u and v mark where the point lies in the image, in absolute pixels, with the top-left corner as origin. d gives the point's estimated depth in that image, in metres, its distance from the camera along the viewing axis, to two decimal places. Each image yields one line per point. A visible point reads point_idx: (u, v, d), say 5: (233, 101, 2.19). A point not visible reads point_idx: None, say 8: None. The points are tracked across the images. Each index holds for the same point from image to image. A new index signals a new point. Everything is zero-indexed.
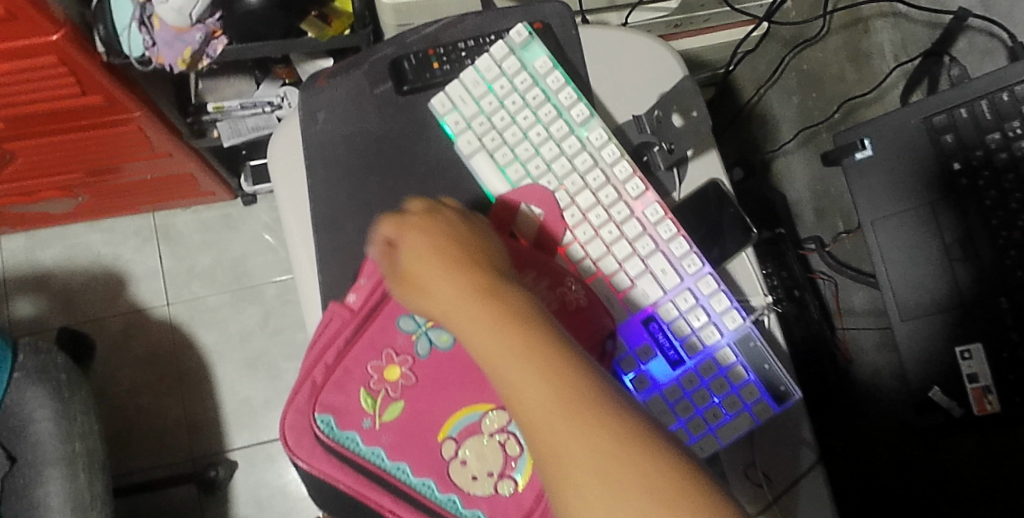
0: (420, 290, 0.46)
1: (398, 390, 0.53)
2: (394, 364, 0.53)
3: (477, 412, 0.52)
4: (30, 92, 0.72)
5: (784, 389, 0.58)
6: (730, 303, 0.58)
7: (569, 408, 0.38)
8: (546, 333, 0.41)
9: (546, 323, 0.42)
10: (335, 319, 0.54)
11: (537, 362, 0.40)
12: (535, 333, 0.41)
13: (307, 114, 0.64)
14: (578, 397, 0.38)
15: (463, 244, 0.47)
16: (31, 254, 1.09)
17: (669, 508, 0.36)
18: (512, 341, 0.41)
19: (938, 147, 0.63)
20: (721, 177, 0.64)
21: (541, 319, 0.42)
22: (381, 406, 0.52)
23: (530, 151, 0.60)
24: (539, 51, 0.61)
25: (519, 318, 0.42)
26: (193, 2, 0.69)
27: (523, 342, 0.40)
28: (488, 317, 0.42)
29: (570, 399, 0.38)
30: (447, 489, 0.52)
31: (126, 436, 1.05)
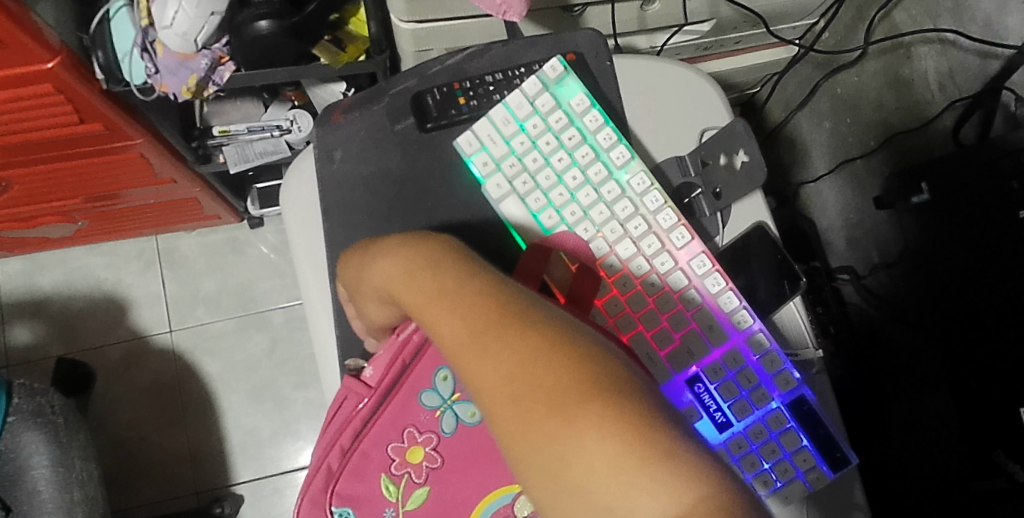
0: (363, 276, 0.42)
1: (422, 474, 0.49)
2: (417, 444, 0.49)
3: (510, 492, 0.48)
4: (24, 121, 0.68)
5: (841, 455, 0.53)
6: (784, 363, 0.54)
7: (490, 341, 0.33)
8: (475, 272, 0.37)
9: (460, 262, 0.38)
10: (350, 397, 0.49)
11: (459, 301, 0.35)
12: (471, 281, 0.36)
13: (323, 153, 0.59)
14: (482, 323, 0.34)
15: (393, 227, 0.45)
16: (28, 279, 1.04)
17: (574, 415, 0.30)
18: (423, 286, 0.37)
19: (1003, 194, 0.58)
20: (768, 220, 0.59)
21: (453, 260, 0.38)
22: (404, 494, 0.49)
23: (565, 197, 0.56)
24: (575, 86, 0.57)
25: (428, 261, 0.38)
26: (198, 28, 0.64)
27: (433, 285, 0.37)
28: (399, 268, 0.39)
29: (477, 328, 0.34)
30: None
31: (129, 469, 1.00)
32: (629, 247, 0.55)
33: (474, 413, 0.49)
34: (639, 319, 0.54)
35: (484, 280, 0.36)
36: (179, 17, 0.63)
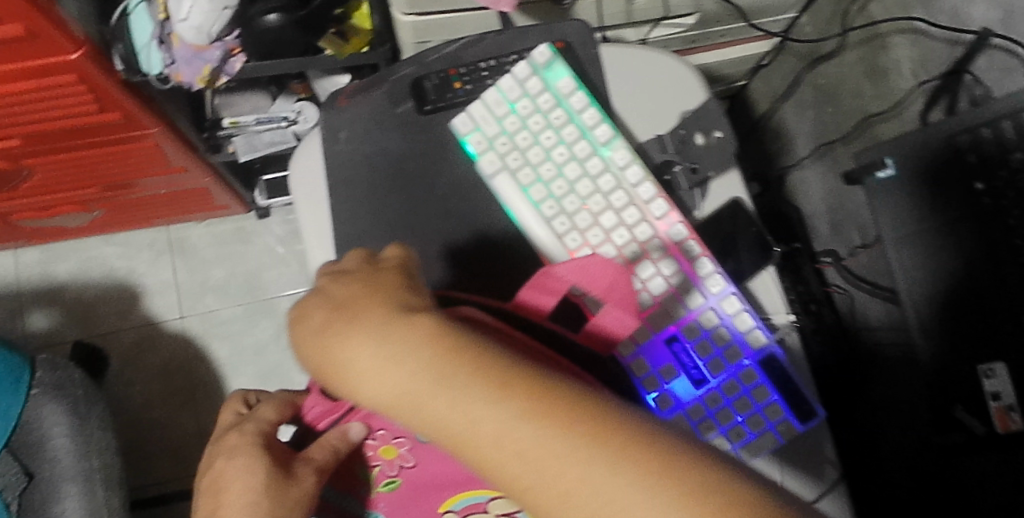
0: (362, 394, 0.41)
1: (395, 469, 0.52)
2: (391, 444, 0.52)
3: (482, 493, 0.52)
4: (48, 110, 0.72)
5: (808, 408, 0.58)
6: (754, 323, 0.58)
7: (547, 470, 0.35)
8: (498, 390, 0.38)
9: (478, 383, 0.38)
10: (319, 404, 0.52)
11: (502, 431, 0.37)
12: (502, 407, 0.37)
13: (329, 133, 0.64)
14: (535, 452, 0.36)
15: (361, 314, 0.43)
16: (45, 267, 1.09)
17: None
18: (451, 416, 0.38)
19: (960, 166, 0.63)
20: (743, 196, 0.64)
21: (469, 381, 0.38)
22: (377, 479, 0.53)
23: (552, 172, 0.60)
24: (562, 71, 0.61)
25: (444, 388, 0.38)
26: (212, 21, 0.69)
27: (462, 416, 0.37)
28: (415, 398, 0.39)
29: (530, 460, 0.36)
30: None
31: (142, 448, 1.05)
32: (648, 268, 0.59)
33: None
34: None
35: (506, 392, 0.38)
36: (193, 11, 0.68)
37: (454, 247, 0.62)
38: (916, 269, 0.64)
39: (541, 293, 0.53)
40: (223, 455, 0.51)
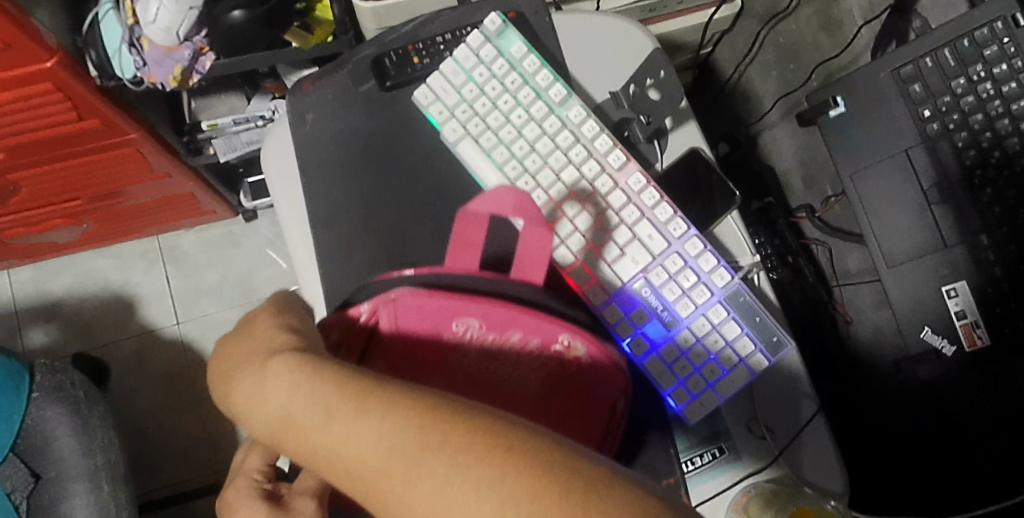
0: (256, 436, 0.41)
1: None
2: None
3: None
4: (24, 121, 0.74)
5: (777, 339, 0.59)
6: (718, 261, 0.60)
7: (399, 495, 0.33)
8: (349, 414, 0.35)
9: (327, 417, 0.36)
10: None
11: (354, 462, 0.34)
12: (353, 435, 0.34)
13: (296, 116, 0.66)
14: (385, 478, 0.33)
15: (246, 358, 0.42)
16: (41, 284, 1.11)
17: None
18: (313, 452, 0.36)
19: (907, 97, 0.66)
20: (702, 145, 0.66)
21: (321, 415, 0.36)
22: None
23: (513, 134, 0.63)
24: (513, 37, 0.64)
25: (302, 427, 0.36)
26: (179, 21, 0.71)
27: (321, 451, 0.36)
28: (282, 437, 0.37)
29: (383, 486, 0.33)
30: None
31: (149, 454, 1.07)
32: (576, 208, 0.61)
33: None
34: (590, 242, 0.61)
35: (347, 426, 0.35)
36: (160, 12, 0.70)
37: (425, 217, 0.64)
38: (875, 197, 0.69)
39: (464, 257, 0.54)
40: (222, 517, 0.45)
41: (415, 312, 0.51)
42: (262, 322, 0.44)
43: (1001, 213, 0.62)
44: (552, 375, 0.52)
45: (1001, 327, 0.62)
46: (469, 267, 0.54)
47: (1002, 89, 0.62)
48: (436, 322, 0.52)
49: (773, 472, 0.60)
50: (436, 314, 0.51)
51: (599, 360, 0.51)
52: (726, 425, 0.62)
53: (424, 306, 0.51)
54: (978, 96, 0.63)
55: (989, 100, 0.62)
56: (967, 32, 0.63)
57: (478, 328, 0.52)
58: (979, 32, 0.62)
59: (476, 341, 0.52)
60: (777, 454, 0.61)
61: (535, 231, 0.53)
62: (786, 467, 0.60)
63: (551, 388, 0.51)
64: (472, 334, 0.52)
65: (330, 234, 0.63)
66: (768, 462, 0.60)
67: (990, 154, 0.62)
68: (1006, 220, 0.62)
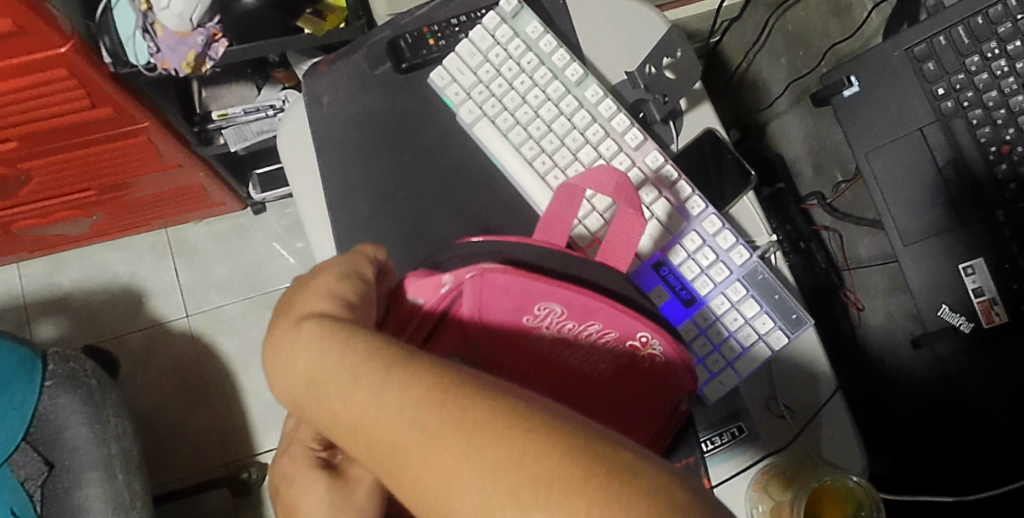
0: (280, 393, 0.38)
1: None
2: None
3: None
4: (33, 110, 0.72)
5: (796, 317, 0.59)
6: (737, 239, 0.60)
7: (411, 468, 0.29)
8: (370, 378, 0.32)
9: (348, 381, 0.33)
10: None
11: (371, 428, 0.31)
12: (373, 403, 0.31)
13: (312, 99, 0.66)
14: (400, 448, 0.30)
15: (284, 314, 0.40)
16: (50, 278, 1.11)
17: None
18: (332, 414, 0.33)
19: (921, 76, 0.66)
20: (716, 126, 0.66)
21: (344, 377, 0.33)
22: None
23: (530, 115, 0.63)
24: (529, 18, 0.64)
25: (324, 389, 0.34)
26: (192, 6, 0.71)
27: (339, 414, 0.33)
28: (304, 398, 0.35)
29: (396, 455, 0.30)
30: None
31: (160, 447, 1.07)
32: (651, 194, 0.60)
33: None
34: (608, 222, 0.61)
35: (370, 396, 0.32)
36: None
37: (442, 197, 0.64)
38: (890, 177, 0.69)
39: (552, 226, 0.52)
40: (283, 481, 0.44)
41: (500, 289, 0.48)
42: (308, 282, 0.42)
43: (1015, 189, 0.63)
44: (622, 367, 0.50)
45: (1018, 304, 0.63)
46: (557, 242, 0.52)
47: (1016, 66, 0.62)
48: (518, 304, 0.48)
49: (794, 448, 0.60)
50: (519, 295, 0.48)
51: (672, 359, 0.49)
52: (746, 404, 0.61)
53: (511, 287, 0.48)
54: (993, 73, 0.63)
55: (1003, 78, 0.63)
56: (981, 10, 0.63)
57: (559, 315, 0.49)
58: (992, 10, 0.62)
59: (554, 328, 0.49)
60: (797, 433, 0.60)
61: (630, 216, 0.50)
62: (807, 444, 0.60)
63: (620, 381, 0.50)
64: (552, 320, 0.49)
65: (347, 215, 0.63)
66: (790, 439, 0.60)
67: (1005, 131, 0.63)
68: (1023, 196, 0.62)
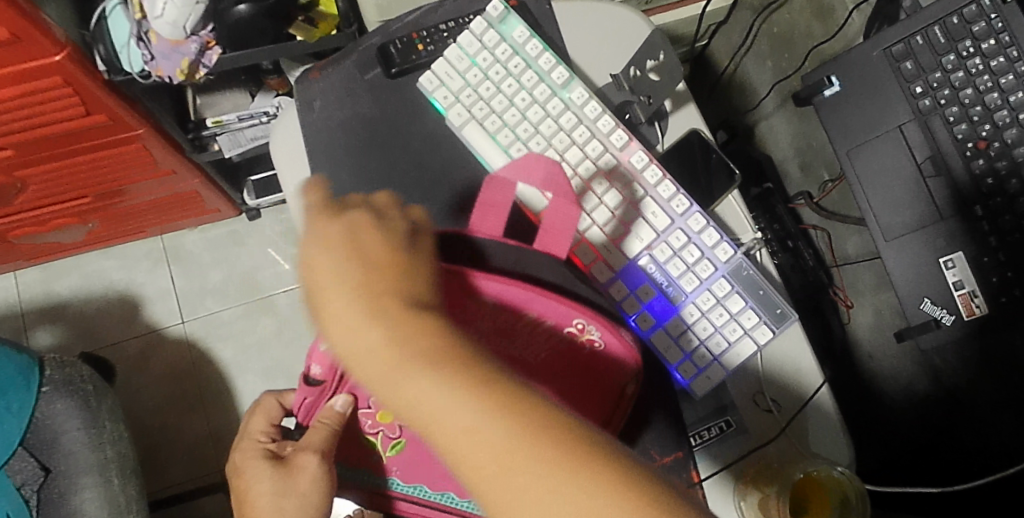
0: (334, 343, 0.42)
1: (395, 429, 0.56)
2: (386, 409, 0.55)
3: None
4: (27, 117, 0.72)
5: (781, 311, 0.60)
6: (721, 236, 0.61)
7: (489, 461, 0.36)
8: (458, 377, 0.37)
9: (435, 372, 0.38)
10: (309, 396, 0.56)
11: (451, 415, 0.36)
12: (458, 397, 0.37)
13: (303, 104, 0.67)
14: (480, 440, 0.36)
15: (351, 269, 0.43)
16: (46, 285, 1.12)
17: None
18: (409, 391, 0.38)
19: (899, 75, 0.68)
20: (701, 126, 0.68)
21: (433, 365, 0.38)
22: (384, 444, 0.56)
23: (517, 117, 0.64)
24: (515, 22, 0.65)
25: (407, 366, 0.38)
26: (186, 15, 0.72)
27: (417, 392, 0.37)
28: (379, 364, 0.39)
29: (474, 445, 0.36)
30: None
31: (156, 452, 1.08)
32: (603, 185, 0.62)
33: None
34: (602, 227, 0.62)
35: (457, 403, 0.37)
36: (168, 6, 0.71)
37: (433, 198, 0.65)
38: (871, 175, 0.70)
39: (486, 216, 0.54)
40: (235, 473, 0.58)
41: None
42: (358, 256, 0.43)
43: (991, 184, 0.64)
44: (563, 353, 0.54)
45: (999, 296, 0.64)
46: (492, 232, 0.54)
47: (990, 64, 0.64)
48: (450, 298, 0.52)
49: (779, 442, 0.61)
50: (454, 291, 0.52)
51: (612, 344, 0.54)
52: (733, 399, 0.62)
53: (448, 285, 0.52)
54: (968, 72, 0.65)
55: (979, 76, 0.64)
56: (956, 10, 0.65)
57: (495, 307, 0.53)
58: (967, 9, 0.64)
59: (490, 320, 0.53)
60: (783, 427, 0.61)
61: (563, 206, 0.54)
62: (793, 438, 0.61)
63: (559, 365, 0.54)
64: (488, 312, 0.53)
65: None
66: (776, 433, 0.61)
67: (981, 127, 0.64)
68: (998, 191, 0.64)
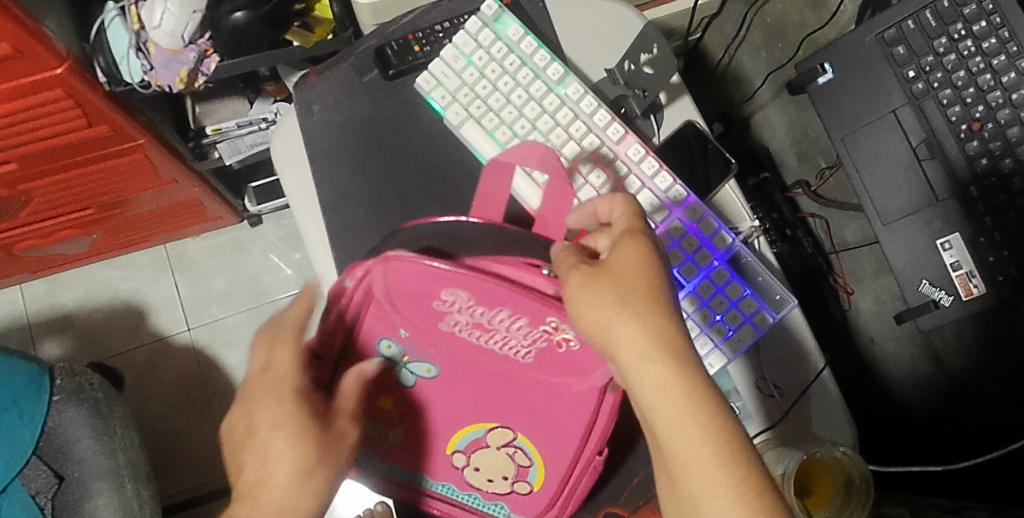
0: (596, 319, 0.44)
1: (395, 417, 0.57)
2: (386, 395, 0.57)
3: (480, 429, 0.57)
4: (32, 130, 0.73)
5: (779, 297, 0.62)
6: (718, 226, 0.62)
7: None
8: (723, 435, 0.40)
9: (712, 419, 0.40)
10: None
11: (710, 464, 0.39)
12: (717, 450, 0.39)
13: (303, 108, 0.68)
14: (727, 500, 0.38)
15: (658, 276, 0.44)
16: (53, 298, 1.13)
17: None
18: (679, 416, 0.40)
19: (891, 60, 0.69)
20: (696, 118, 0.68)
21: (715, 410, 0.40)
22: (387, 430, 0.58)
23: (514, 114, 0.65)
24: (510, 21, 0.66)
25: (688, 395, 0.40)
26: (183, 24, 0.73)
27: (687, 421, 0.40)
28: (659, 372, 0.41)
29: (718, 496, 0.39)
30: (491, 499, 0.59)
31: (167, 459, 1.09)
32: (588, 167, 0.63)
33: (429, 369, 0.55)
34: None
35: (707, 446, 0.39)
36: (165, 16, 0.72)
37: (433, 197, 0.66)
38: (866, 160, 0.71)
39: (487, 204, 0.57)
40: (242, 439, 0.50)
41: (405, 277, 0.51)
42: (661, 265, 0.45)
43: (985, 164, 0.65)
44: (543, 352, 0.53)
45: (996, 275, 0.65)
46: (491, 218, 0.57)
47: (981, 45, 0.64)
48: (425, 288, 0.51)
49: (784, 428, 0.62)
50: (427, 280, 0.51)
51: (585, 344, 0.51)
52: (736, 386, 0.62)
53: (416, 275, 0.51)
54: (960, 54, 0.66)
55: (971, 58, 0.65)
56: None
57: (466, 299, 0.51)
58: None
59: (465, 312, 0.52)
60: (786, 412, 0.62)
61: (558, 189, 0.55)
62: (797, 423, 0.62)
63: (541, 365, 0.53)
64: (460, 304, 0.52)
65: (340, 219, 0.66)
66: (779, 419, 0.62)
67: (974, 109, 0.65)
68: (993, 171, 0.65)
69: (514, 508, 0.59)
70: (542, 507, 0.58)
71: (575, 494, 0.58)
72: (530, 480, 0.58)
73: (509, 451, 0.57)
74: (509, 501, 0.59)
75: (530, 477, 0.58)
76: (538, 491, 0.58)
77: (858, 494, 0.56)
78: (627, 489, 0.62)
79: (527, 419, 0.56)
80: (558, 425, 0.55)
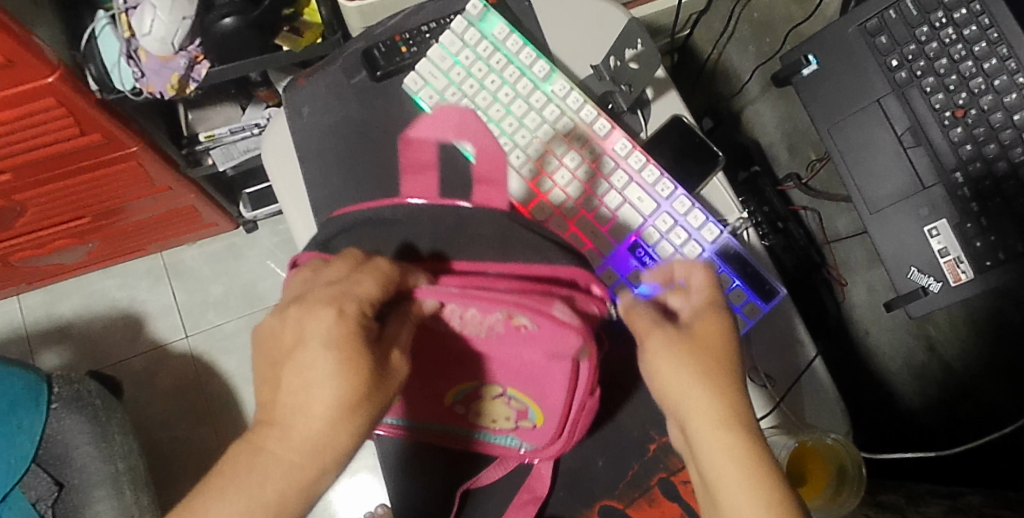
0: (662, 372, 0.45)
1: None
2: None
3: (469, 388, 0.56)
4: (26, 139, 0.73)
5: (769, 287, 0.62)
6: (706, 218, 0.63)
7: None
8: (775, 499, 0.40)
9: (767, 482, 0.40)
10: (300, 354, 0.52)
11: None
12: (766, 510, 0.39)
13: (293, 110, 0.69)
14: None
15: (726, 346, 0.46)
16: (50, 308, 1.13)
17: None
18: (733, 475, 0.41)
19: (875, 49, 0.70)
20: (683, 111, 0.69)
21: (769, 475, 0.40)
22: None
23: (501, 112, 0.65)
24: (495, 19, 0.66)
25: (745, 454, 0.41)
26: (172, 31, 0.73)
27: (739, 481, 0.40)
28: (718, 430, 0.42)
29: None
30: (501, 432, 0.59)
31: (166, 466, 1.09)
32: (562, 147, 0.64)
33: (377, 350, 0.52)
34: (558, 185, 0.64)
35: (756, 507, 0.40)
36: (155, 23, 0.73)
37: None
38: (852, 150, 0.72)
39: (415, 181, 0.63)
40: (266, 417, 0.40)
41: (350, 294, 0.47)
42: (731, 336, 0.47)
43: (970, 150, 0.66)
44: (505, 333, 0.50)
45: (983, 261, 0.65)
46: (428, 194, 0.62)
47: (963, 32, 0.65)
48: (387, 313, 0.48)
49: (776, 418, 0.62)
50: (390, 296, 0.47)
51: (543, 327, 0.47)
52: None
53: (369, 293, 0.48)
54: (942, 42, 0.66)
55: (952, 45, 0.66)
56: None
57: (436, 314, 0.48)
58: None
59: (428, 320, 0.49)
60: (778, 401, 0.62)
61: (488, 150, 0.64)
62: (789, 412, 0.62)
63: (505, 342, 0.51)
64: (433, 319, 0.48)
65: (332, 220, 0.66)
66: (771, 408, 0.62)
67: (957, 96, 0.66)
68: (978, 157, 0.66)
69: (526, 439, 0.59)
70: (554, 436, 0.58)
71: (578, 427, 0.57)
72: (532, 418, 0.57)
73: (505, 400, 0.56)
74: (518, 434, 0.59)
75: (531, 415, 0.57)
76: (543, 425, 0.57)
77: (840, 500, 0.58)
78: (623, 481, 0.62)
79: (511, 378, 0.54)
80: (544, 380, 0.53)
